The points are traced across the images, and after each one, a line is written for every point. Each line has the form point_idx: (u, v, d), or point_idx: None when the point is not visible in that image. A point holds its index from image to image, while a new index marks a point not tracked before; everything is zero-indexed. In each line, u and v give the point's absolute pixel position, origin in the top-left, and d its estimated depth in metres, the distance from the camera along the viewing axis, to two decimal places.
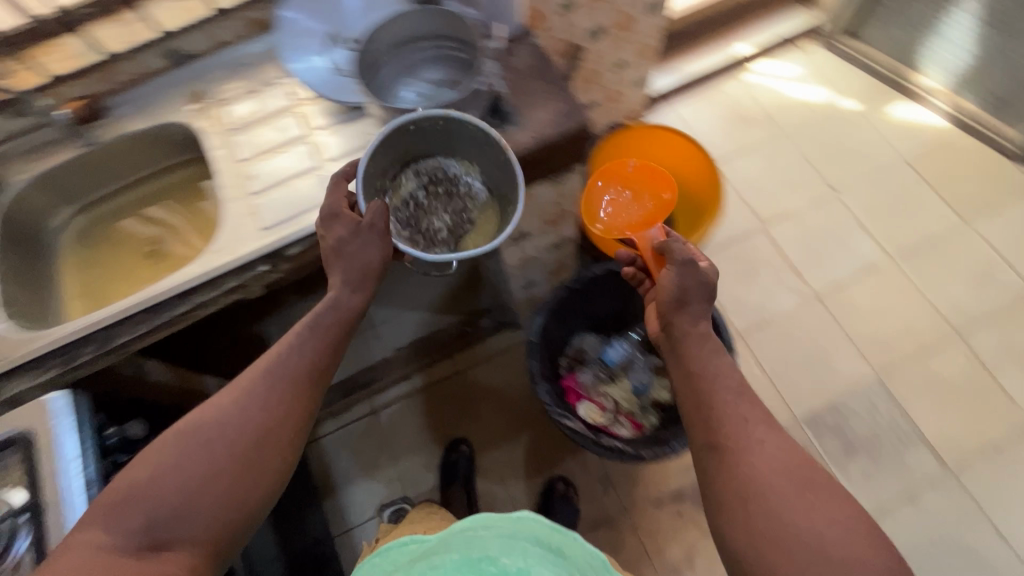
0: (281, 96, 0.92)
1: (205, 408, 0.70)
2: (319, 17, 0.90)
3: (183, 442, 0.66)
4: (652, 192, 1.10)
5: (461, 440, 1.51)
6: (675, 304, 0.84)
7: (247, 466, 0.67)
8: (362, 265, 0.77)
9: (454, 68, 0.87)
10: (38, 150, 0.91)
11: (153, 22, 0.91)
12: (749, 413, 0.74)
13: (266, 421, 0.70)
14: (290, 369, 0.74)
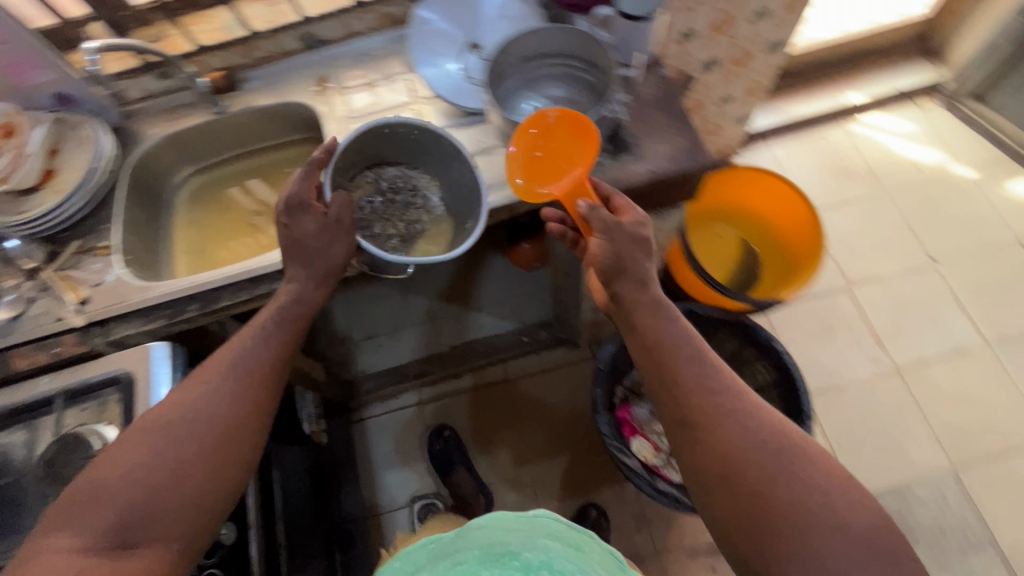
0: (402, 92, 0.95)
1: (163, 406, 0.66)
2: (452, 24, 0.91)
3: (140, 442, 0.62)
4: (569, 132, 0.77)
5: (443, 425, 1.52)
6: (611, 273, 0.75)
7: (211, 456, 0.65)
8: (326, 254, 0.77)
9: (579, 90, 0.86)
10: (174, 111, 0.98)
11: (293, 6, 0.95)
12: (716, 382, 0.70)
13: (231, 408, 0.68)
14: (256, 354, 0.73)
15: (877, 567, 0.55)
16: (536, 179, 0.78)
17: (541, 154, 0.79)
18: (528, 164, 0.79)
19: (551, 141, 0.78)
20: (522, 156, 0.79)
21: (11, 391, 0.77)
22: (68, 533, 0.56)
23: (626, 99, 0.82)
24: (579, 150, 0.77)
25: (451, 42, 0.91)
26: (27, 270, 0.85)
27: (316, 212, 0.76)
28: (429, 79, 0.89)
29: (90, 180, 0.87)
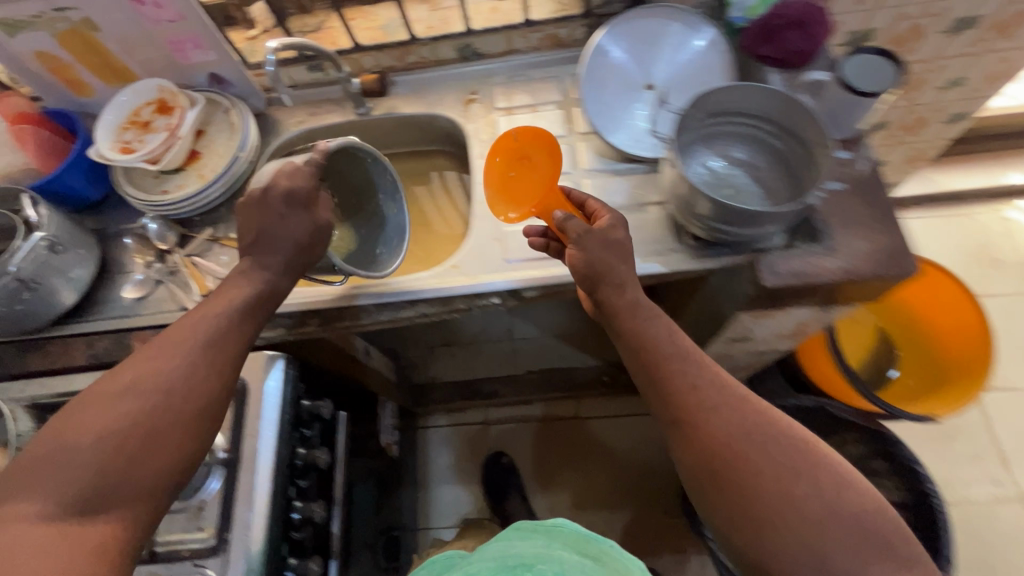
0: (558, 124, 0.88)
1: (122, 375, 0.59)
2: (631, 56, 0.83)
3: (96, 410, 0.56)
4: (534, 149, 0.74)
5: (500, 452, 1.48)
6: (592, 281, 0.67)
7: (169, 427, 0.56)
8: (295, 240, 0.68)
9: (760, 158, 0.77)
10: (318, 105, 0.95)
11: (457, 15, 0.90)
12: (700, 375, 0.64)
13: (186, 373, 0.59)
14: (216, 319, 0.63)
15: (858, 549, 0.54)
16: (510, 199, 0.74)
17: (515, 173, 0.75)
18: (500, 186, 0.76)
19: (524, 160, 0.75)
20: (494, 183, 0.76)
21: None
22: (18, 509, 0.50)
23: (841, 188, 0.71)
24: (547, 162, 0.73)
25: (624, 78, 0.83)
26: (159, 250, 0.84)
27: (313, 215, 0.69)
28: (594, 115, 0.82)
29: (230, 171, 0.85)
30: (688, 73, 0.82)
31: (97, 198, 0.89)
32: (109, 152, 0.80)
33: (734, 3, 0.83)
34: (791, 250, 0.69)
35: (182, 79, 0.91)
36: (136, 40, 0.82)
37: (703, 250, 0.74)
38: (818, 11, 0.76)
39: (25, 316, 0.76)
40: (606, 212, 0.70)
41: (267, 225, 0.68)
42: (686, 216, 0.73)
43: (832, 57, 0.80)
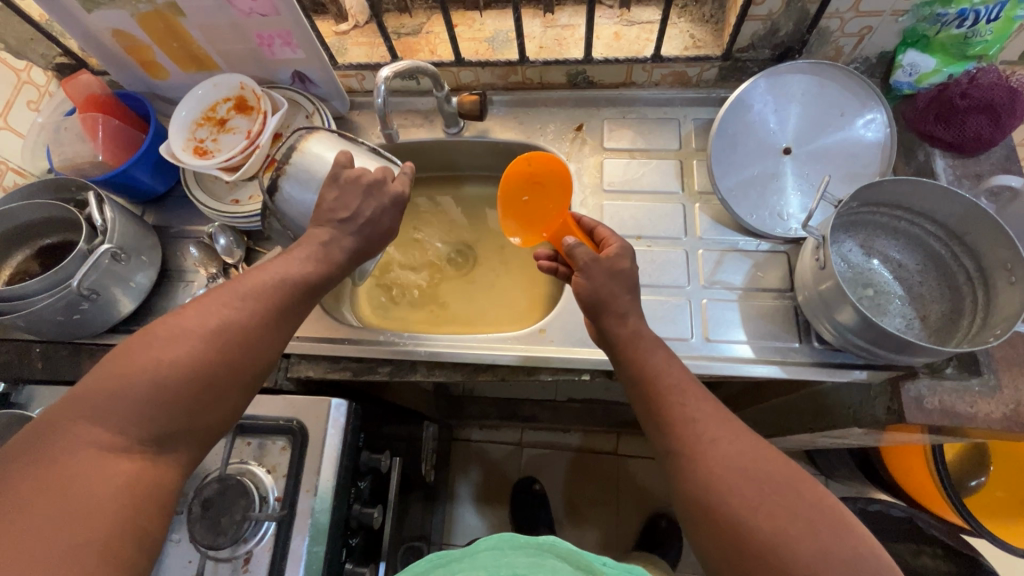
0: (672, 177, 0.78)
1: (190, 310, 0.50)
2: (772, 115, 0.71)
3: (165, 346, 0.47)
4: (549, 171, 0.67)
5: (532, 478, 1.43)
6: (592, 310, 0.61)
7: (231, 382, 0.50)
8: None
9: (916, 258, 0.66)
10: (403, 117, 0.86)
11: (574, 38, 0.79)
12: (703, 409, 0.54)
13: (257, 324, 0.52)
14: (289, 274, 0.56)
15: None
16: (520, 221, 0.69)
17: (529, 198, 0.68)
18: (510, 209, 0.68)
19: (538, 186, 0.68)
20: (503, 202, 0.67)
21: None
22: (73, 441, 0.43)
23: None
24: (560, 193, 0.68)
25: (760, 138, 0.72)
26: (223, 263, 0.78)
27: None
28: (718, 178, 0.71)
29: None
30: (836, 144, 0.71)
31: (161, 191, 0.83)
32: (181, 153, 0.74)
33: (903, 65, 0.71)
34: (941, 381, 0.60)
35: (263, 74, 0.83)
36: (220, 29, 0.74)
37: (830, 357, 0.65)
38: (1017, 90, 0.63)
39: (81, 323, 0.71)
40: (616, 239, 0.64)
41: (341, 233, 0.60)
42: (815, 319, 0.64)
43: (1016, 149, 0.68)
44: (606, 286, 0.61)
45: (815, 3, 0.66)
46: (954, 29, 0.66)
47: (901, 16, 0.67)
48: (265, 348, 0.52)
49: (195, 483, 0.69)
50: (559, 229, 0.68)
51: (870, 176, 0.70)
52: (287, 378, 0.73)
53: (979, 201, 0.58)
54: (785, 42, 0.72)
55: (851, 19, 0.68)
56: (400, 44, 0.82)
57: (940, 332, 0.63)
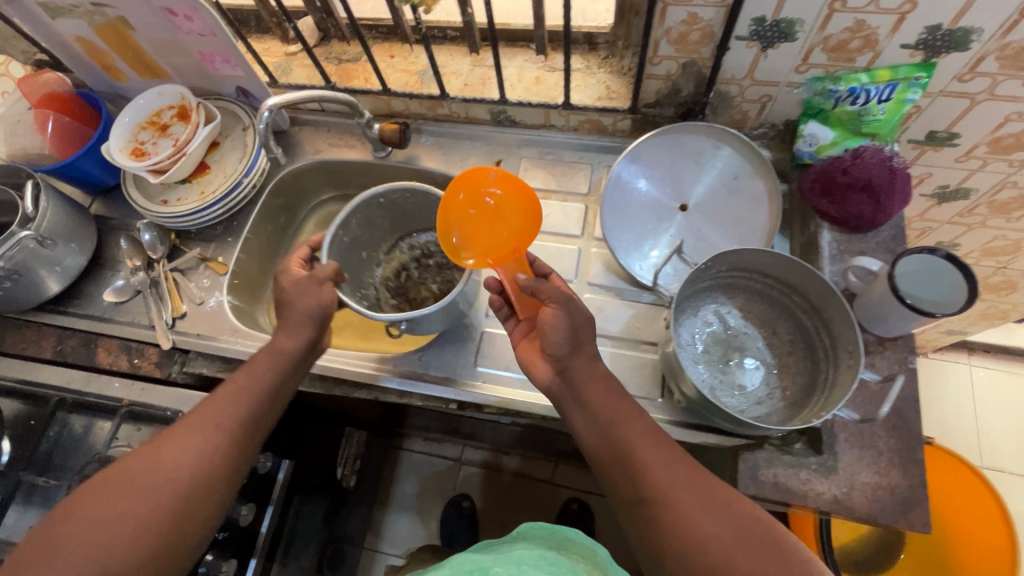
0: (574, 221, 0.79)
1: (146, 451, 0.56)
2: (664, 173, 0.73)
3: (121, 492, 0.52)
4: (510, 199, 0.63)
5: (463, 496, 1.42)
6: (563, 349, 0.59)
7: (191, 515, 0.54)
8: (320, 309, 0.65)
9: (789, 328, 0.67)
10: (337, 137, 0.90)
11: (497, 78, 0.82)
12: (665, 454, 0.55)
13: (233, 441, 0.58)
14: (250, 399, 0.61)
15: None
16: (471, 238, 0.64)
17: (477, 215, 0.63)
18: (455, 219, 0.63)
19: (483, 205, 0.63)
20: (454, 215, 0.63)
21: (86, 383, 0.75)
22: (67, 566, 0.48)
23: (850, 417, 0.59)
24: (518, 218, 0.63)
25: (653, 196, 0.74)
26: (148, 259, 0.83)
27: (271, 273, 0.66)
28: (610, 227, 0.72)
29: (231, 193, 0.82)
30: (721, 205, 0.73)
31: (110, 184, 0.89)
32: (118, 153, 0.80)
33: (806, 135, 0.71)
34: (783, 455, 0.60)
35: (211, 87, 0.88)
36: (167, 45, 0.80)
37: (685, 417, 0.64)
38: (896, 171, 0.64)
39: (8, 300, 0.77)
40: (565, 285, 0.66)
41: None
42: (669, 379, 0.64)
43: (904, 229, 0.67)
44: (583, 326, 0.61)
45: (709, 68, 0.68)
46: (849, 105, 0.67)
47: (797, 87, 0.68)
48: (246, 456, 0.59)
49: (81, 457, 0.72)
50: (512, 260, 0.65)
51: (756, 243, 0.71)
52: (181, 372, 0.77)
53: (833, 290, 0.59)
54: (687, 101, 0.74)
55: (749, 87, 0.69)
56: (339, 70, 0.87)
57: (795, 405, 0.63)
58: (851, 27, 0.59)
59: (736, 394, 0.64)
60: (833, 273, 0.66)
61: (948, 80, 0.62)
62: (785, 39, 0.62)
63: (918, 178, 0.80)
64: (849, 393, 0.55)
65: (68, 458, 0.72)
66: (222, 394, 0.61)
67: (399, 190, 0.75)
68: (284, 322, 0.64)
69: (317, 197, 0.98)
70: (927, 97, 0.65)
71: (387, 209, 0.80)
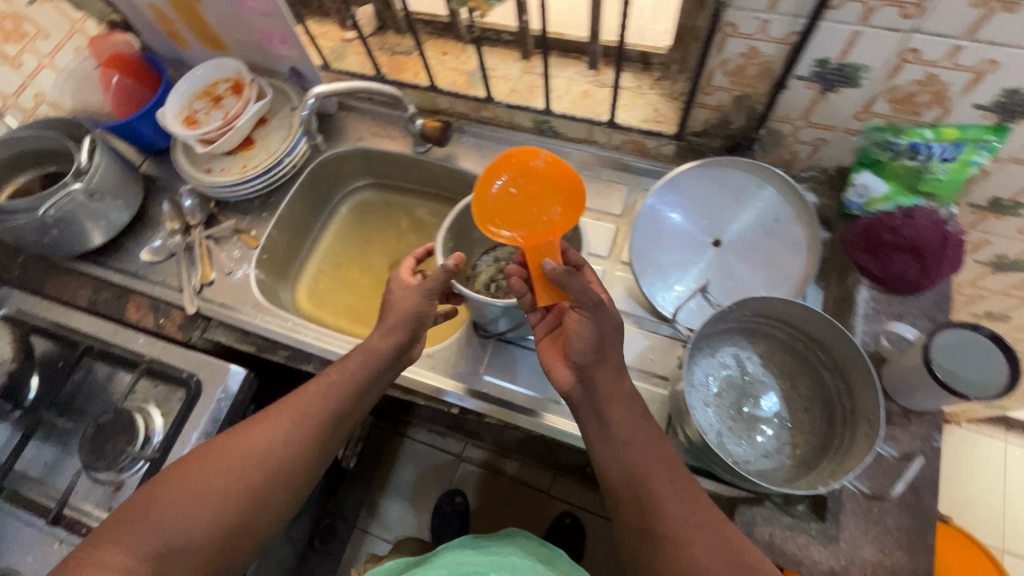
0: (603, 242, 0.78)
1: (242, 432, 0.59)
2: (701, 206, 0.71)
3: (215, 469, 0.56)
4: (554, 189, 0.65)
5: (456, 492, 1.43)
6: (589, 356, 0.59)
7: (271, 501, 0.57)
8: (417, 315, 0.65)
9: (811, 384, 0.64)
10: (380, 126, 0.91)
11: (545, 88, 0.81)
12: (686, 489, 0.54)
13: (318, 435, 0.60)
14: (343, 398, 0.62)
15: None
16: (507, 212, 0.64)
17: (518, 195, 0.65)
18: (495, 191, 0.64)
19: (531, 183, 0.65)
20: (495, 189, 0.64)
21: (113, 335, 0.79)
22: (164, 521, 0.52)
23: (859, 489, 0.57)
24: (561, 206, 0.65)
25: (686, 228, 0.72)
26: (186, 223, 0.86)
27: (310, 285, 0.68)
28: (639, 254, 0.71)
29: (272, 170, 0.84)
30: (759, 247, 0.71)
31: (161, 146, 0.93)
32: (171, 119, 0.83)
33: (856, 185, 0.66)
34: (782, 515, 0.58)
35: (267, 64, 0.91)
36: (229, 20, 0.82)
37: (686, 458, 0.62)
38: (948, 237, 0.61)
39: (54, 246, 0.81)
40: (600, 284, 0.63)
41: None
42: (675, 418, 0.62)
43: (950, 297, 0.63)
44: (610, 336, 0.60)
45: (763, 104, 0.65)
46: (908, 161, 0.62)
47: (854, 135, 0.65)
48: (325, 449, 0.61)
49: (100, 404, 0.76)
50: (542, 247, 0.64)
51: (786, 291, 0.69)
52: (202, 337, 0.80)
53: (852, 345, 0.57)
54: (736, 135, 0.72)
55: (803, 128, 0.66)
56: (391, 61, 0.88)
57: (803, 465, 0.61)
58: (921, 80, 0.56)
59: (743, 443, 0.62)
60: (866, 333, 0.63)
61: (1020, 148, 0.58)
62: (848, 84, 0.59)
63: (975, 243, 0.75)
64: (862, 464, 0.52)
65: (90, 404, 0.76)
66: (319, 383, 0.62)
67: None
68: (388, 324, 0.64)
69: (355, 184, 1.00)
70: (996, 161, 0.61)
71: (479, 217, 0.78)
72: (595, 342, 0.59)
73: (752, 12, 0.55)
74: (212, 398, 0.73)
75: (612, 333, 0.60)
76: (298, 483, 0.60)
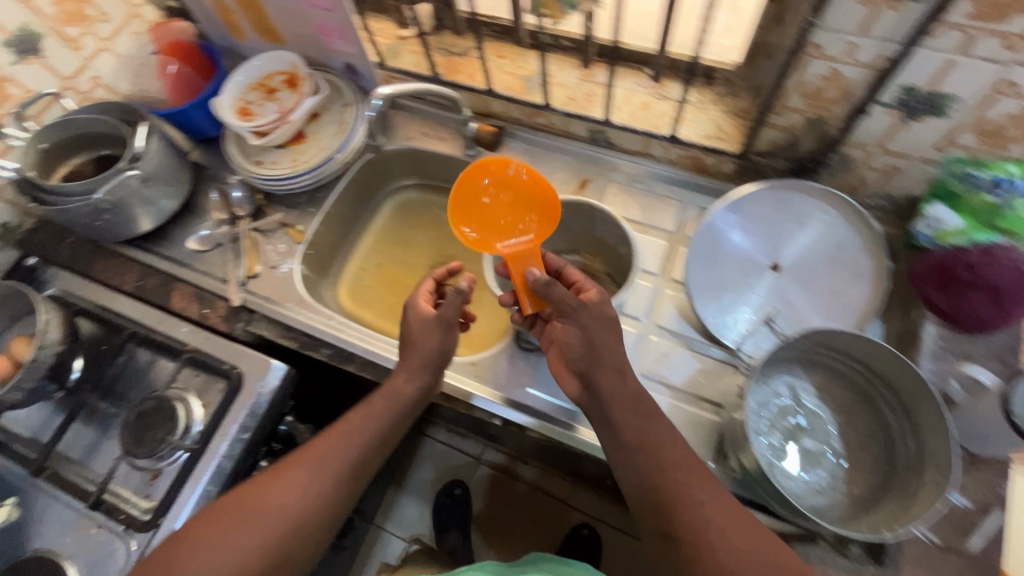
0: (655, 258, 0.77)
1: (261, 483, 0.58)
2: (762, 228, 0.69)
3: (236, 522, 0.54)
4: (529, 200, 0.70)
5: (455, 484, 1.44)
6: (585, 363, 0.59)
7: (292, 555, 0.56)
8: (440, 350, 0.68)
9: (868, 429, 0.62)
10: (431, 127, 0.90)
11: (605, 97, 0.79)
12: (708, 491, 0.52)
13: (341, 483, 0.61)
14: (364, 442, 0.63)
15: None
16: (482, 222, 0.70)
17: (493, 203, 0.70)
18: (472, 201, 0.70)
19: (506, 193, 0.70)
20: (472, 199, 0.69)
21: (157, 322, 0.79)
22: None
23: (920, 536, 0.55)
24: (536, 215, 0.70)
25: (745, 250, 0.70)
26: (233, 214, 0.86)
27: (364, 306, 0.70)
28: (694, 273, 0.69)
29: (322, 166, 0.84)
30: (820, 274, 0.69)
31: (211, 135, 0.93)
32: (225, 109, 0.82)
33: (926, 217, 0.63)
34: (838, 557, 0.56)
35: (322, 59, 0.90)
36: (290, 13, 0.82)
37: (734, 488, 0.61)
38: None
39: (103, 230, 0.81)
40: (588, 283, 0.64)
41: None
42: (730, 448, 0.60)
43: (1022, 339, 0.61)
44: (600, 335, 0.59)
45: (838, 128, 0.63)
46: (988, 196, 0.57)
47: (932, 164, 0.62)
48: (346, 497, 0.61)
49: (140, 390, 0.76)
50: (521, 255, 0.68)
51: (847, 321, 0.67)
52: (244, 329, 0.80)
53: (881, 345, 0.57)
54: (803, 157, 0.70)
55: (877, 155, 0.64)
56: (447, 62, 0.87)
57: (860, 505, 0.59)
58: (1015, 115, 0.53)
59: (795, 477, 0.60)
60: (933, 372, 0.61)
61: None
62: (933, 113, 0.56)
63: None
64: (930, 511, 0.50)
65: (131, 389, 0.76)
66: (340, 432, 0.63)
67: None
68: (413, 364, 0.67)
69: (399, 183, 0.99)
70: None
71: None
72: (585, 347, 0.59)
73: (841, 33, 0.54)
74: (253, 393, 0.73)
75: (607, 336, 0.59)
76: (320, 533, 0.59)
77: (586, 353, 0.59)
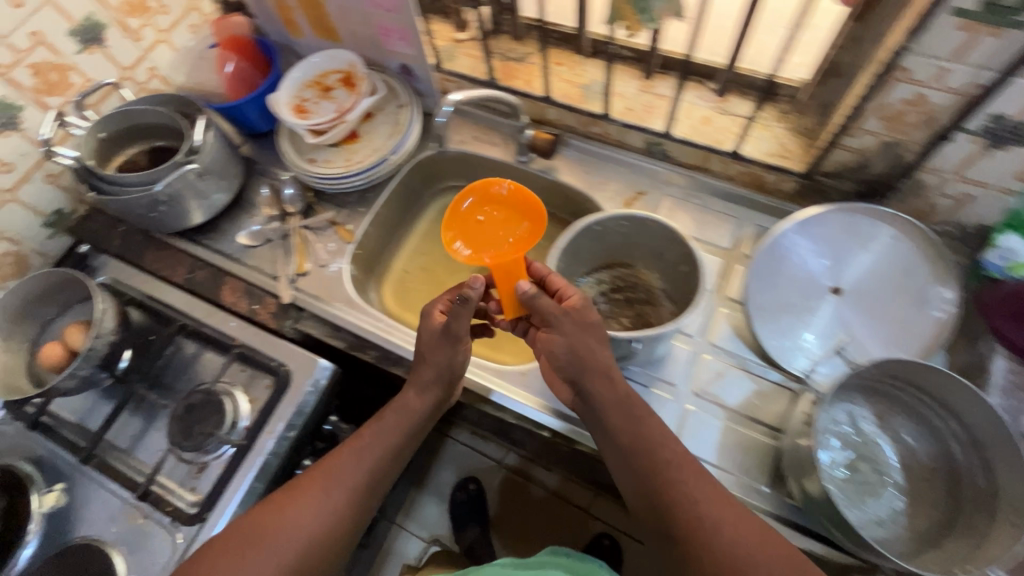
0: (709, 275, 0.76)
1: (276, 502, 0.59)
2: (822, 252, 0.69)
3: (255, 542, 0.55)
4: (519, 210, 0.65)
5: (471, 479, 1.44)
6: (571, 372, 0.61)
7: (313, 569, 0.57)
8: (451, 368, 0.67)
9: (933, 458, 0.61)
10: (483, 132, 0.90)
11: (665, 110, 0.78)
12: (706, 491, 0.53)
13: (358, 495, 0.61)
14: (377, 454, 0.64)
15: None
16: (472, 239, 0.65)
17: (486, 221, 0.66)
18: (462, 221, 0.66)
19: (497, 209, 0.66)
20: (460, 219, 0.66)
21: (206, 315, 0.79)
22: None
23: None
24: (526, 223, 0.64)
25: (804, 273, 0.69)
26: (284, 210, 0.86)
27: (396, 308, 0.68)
28: (753, 293, 0.68)
29: (375, 166, 0.84)
30: (881, 299, 0.67)
31: (263, 130, 0.93)
32: (282, 106, 0.83)
33: (999, 247, 0.61)
34: None
35: (377, 59, 0.90)
36: (351, 12, 0.81)
37: (794, 516, 0.60)
38: None
39: (157, 221, 0.82)
40: (572, 291, 0.63)
41: None
42: (791, 474, 0.59)
43: None
44: (583, 341, 0.61)
45: (913, 152, 0.62)
46: None
47: (1009, 195, 0.60)
48: (365, 508, 0.62)
49: (188, 382, 0.77)
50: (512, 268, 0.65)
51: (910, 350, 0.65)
52: (292, 326, 0.80)
53: (940, 370, 0.56)
54: (872, 180, 0.69)
55: (951, 182, 0.62)
56: (504, 67, 0.86)
57: (924, 539, 0.57)
58: None
59: (858, 507, 0.59)
60: (1003, 408, 0.59)
61: None
62: (1019, 144, 0.54)
63: None
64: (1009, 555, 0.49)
65: (179, 381, 0.77)
66: (354, 447, 0.64)
67: (617, 219, 0.72)
68: (427, 380, 0.67)
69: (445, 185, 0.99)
70: None
71: (593, 239, 0.76)
72: (572, 356, 0.60)
73: (932, 58, 0.53)
74: (300, 391, 0.73)
75: (591, 347, 0.60)
76: (340, 542, 0.60)
77: (572, 362, 0.61)
